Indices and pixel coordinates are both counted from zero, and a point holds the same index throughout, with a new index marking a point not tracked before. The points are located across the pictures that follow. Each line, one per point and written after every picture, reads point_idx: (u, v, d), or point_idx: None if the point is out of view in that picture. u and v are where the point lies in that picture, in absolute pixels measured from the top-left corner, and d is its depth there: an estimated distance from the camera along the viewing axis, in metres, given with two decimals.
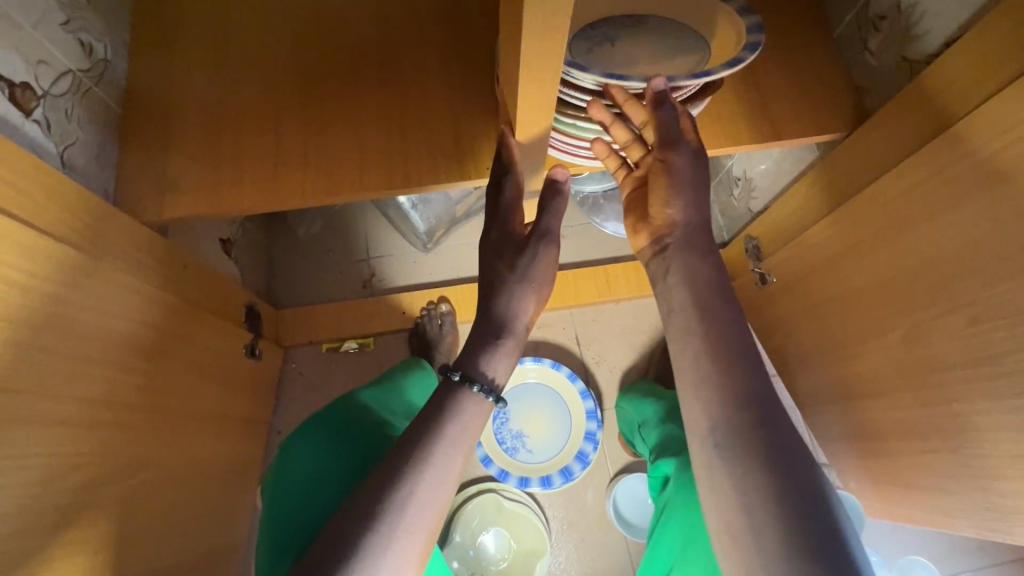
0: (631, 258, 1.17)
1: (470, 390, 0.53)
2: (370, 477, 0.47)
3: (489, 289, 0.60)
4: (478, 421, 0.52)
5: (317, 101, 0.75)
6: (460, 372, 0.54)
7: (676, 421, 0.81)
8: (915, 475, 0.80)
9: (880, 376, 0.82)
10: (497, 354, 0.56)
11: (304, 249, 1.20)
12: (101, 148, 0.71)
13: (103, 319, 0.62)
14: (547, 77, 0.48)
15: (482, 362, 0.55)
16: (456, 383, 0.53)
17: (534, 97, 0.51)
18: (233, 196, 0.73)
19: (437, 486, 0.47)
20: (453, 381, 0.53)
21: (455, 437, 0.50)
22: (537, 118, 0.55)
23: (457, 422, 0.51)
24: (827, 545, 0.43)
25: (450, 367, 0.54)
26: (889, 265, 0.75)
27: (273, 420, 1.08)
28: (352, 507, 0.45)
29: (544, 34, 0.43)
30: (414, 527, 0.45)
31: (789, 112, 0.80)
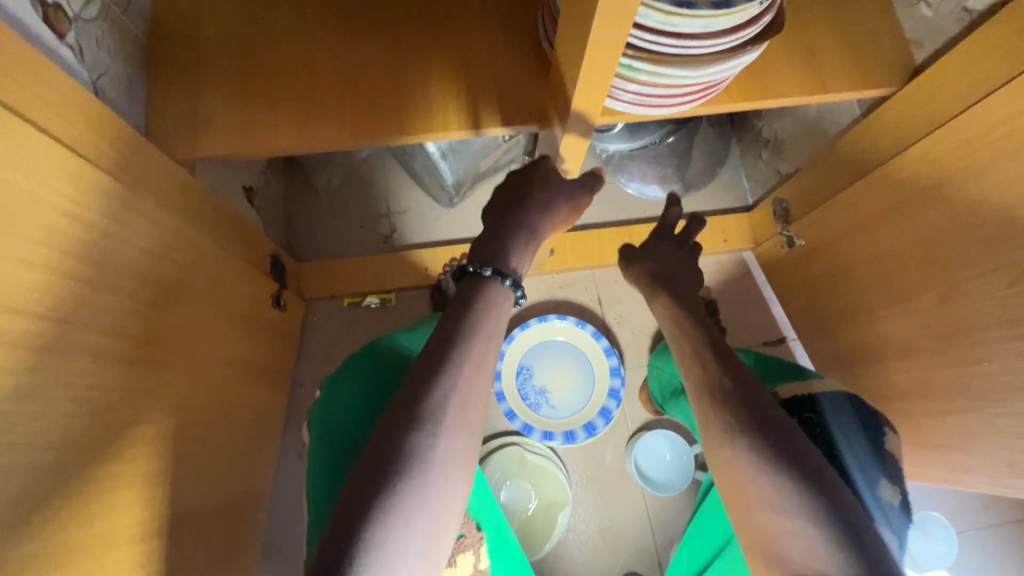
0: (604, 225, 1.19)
1: (501, 283, 0.54)
2: (405, 382, 0.48)
3: (528, 235, 0.59)
4: (503, 313, 0.53)
5: (348, 40, 0.73)
6: (491, 267, 0.54)
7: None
8: (936, 435, 0.81)
9: (910, 338, 0.82)
10: (521, 252, 0.58)
11: (324, 203, 1.17)
12: (131, 81, 0.68)
13: (138, 255, 0.60)
14: (619, 14, 0.45)
15: (511, 259, 0.56)
16: (489, 278, 0.54)
17: (605, 33, 0.47)
18: (270, 138, 0.70)
19: (473, 383, 0.48)
20: (484, 276, 0.54)
21: (476, 360, 0.49)
22: (602, 61, 0.52)
23: (478, 341, 0.50)
24: (820, 501, 0.46)
25: (476, 264, 0.55)
26: (928, 225, 0.74)
27: (296, 372, 1.08)
28: (392, 412, 0.46)
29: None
30: (459, 430, 0.46)
31: (840, 64, 0.76)
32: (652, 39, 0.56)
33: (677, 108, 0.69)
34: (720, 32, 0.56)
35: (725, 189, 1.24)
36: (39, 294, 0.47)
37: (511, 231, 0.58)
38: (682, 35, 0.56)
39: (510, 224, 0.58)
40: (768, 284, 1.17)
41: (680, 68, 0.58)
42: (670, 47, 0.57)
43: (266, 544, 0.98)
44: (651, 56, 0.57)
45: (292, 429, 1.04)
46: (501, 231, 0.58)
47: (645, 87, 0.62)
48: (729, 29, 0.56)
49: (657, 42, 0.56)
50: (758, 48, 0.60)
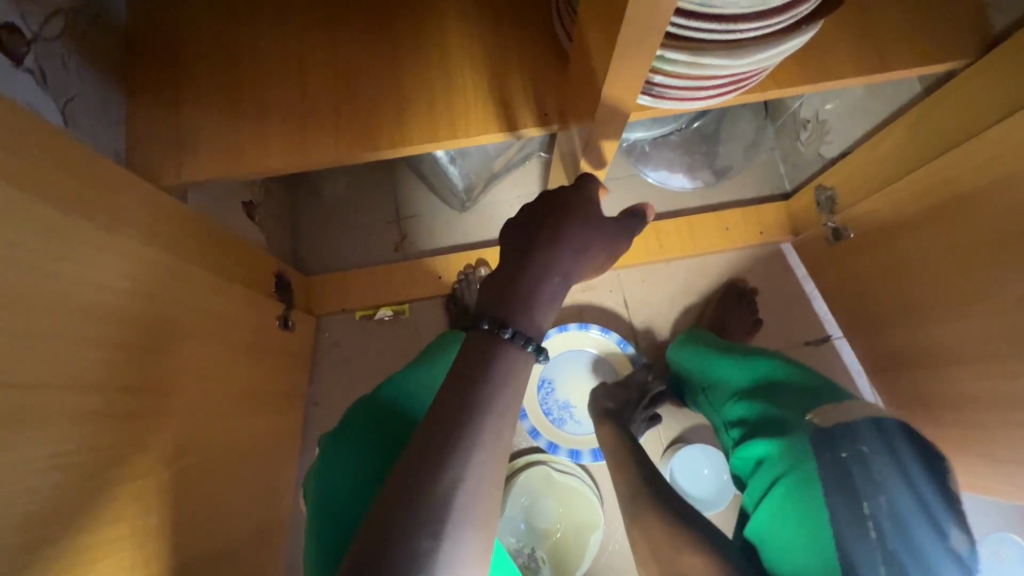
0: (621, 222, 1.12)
1: (524, 349, 0.46)
2: (403, 466, 0.42)
3: (559, 280, 0.49)
4: (521, 384, 0.46)
5: (341, 44, 0.65)
6: (512, 329, 0.46)
7: (773, 395, 0.67)
8: (1010, 450, 0.73)
9: (978, 343, 0.73)
10: (545, 303, 0.48)
11: (329, 211, 1.11)
12: (106, 104, 0.62)
13: (125, 299, 0.55)
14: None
15: (534, 315, 0.47)
16: (507, 342, 0.45)
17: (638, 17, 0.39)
18: (259, 157, 0.64)
19: (483, 473, 0.42)
20: (503, 337, 0.45)
21: (489, 446, 0.43)
22: (634, 47, 0.43)
23: (493, 424, 0.43)
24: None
25: (496, 322, 0.46)
26: (1000, 221, 0.65)
27: (309, 391, 1.04)
28: (389, 506, 0.40)
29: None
30: (465, 529, 0.41)
31: (901, 35, 0.66)
32: (692, 25, 0.47)
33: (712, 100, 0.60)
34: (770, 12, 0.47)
35: (759, 175, 1.13)
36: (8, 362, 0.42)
37: (543, 280, 0.48)
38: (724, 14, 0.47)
39: (539, 259, 0.49)
40: (811, 278, 1.07)
41: (725, 56, 0.49)
42: (712, 32, 0.47)
43: (288, 570, 0.95)
44: (686, 44, 0.49)
45: (309, 451, 1.01)
46: (537, 272, 0.48)
47: (678, 78, 0.54)
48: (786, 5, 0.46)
49: (696, 28, 0.47)
50: (814, 28, 0.50)
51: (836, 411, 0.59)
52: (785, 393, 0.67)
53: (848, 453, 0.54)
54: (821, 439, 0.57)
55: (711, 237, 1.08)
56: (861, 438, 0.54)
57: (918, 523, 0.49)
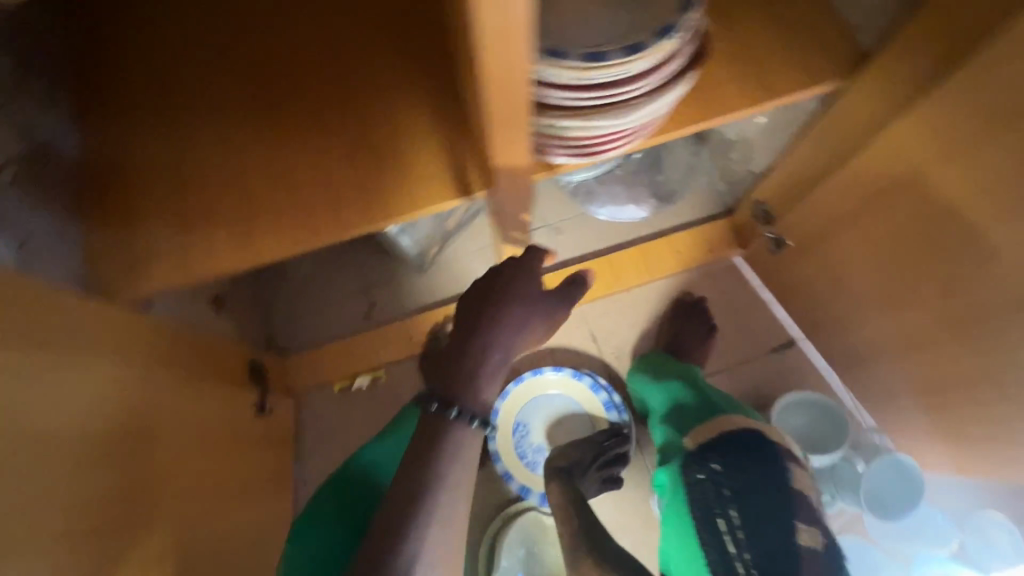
0: (577, 259, 1.15)
1: (470, 426, 0.49)
2: (362, 555, 0.44)
3: (500, 356, 0.52)
4: (471, 455, 0.49)
5: (273, 144, 0.70)
6: (456, 408, 0.49)
7: (675, 420, 0.82)
8: (977, 425, 0.76)
9: (921, 330, 0.77)
10: (488, 377, 0.52)
11: (296, 290, 1.15)
12: (61, 235, 0.67)
13: (98, 416, 0.58)
14: (513, 84, 0.43)
15: (477, 391, 0.50)
16: (454, 420, 0.48)
17: (500, 96, 0.44)
18: (212, 262, 0.69)
19: (443, 545, 0.45)
20: (449, 418, 0.48)
21: (444, 522, 0.45)
22: (511, 125, 0.50)
23: (447, 500, 0.46)
24: None
25: (441, 400, 0.49)
26: (912, 216, 0.70)
27: (298, 470, 1.05)
28: None
29: (503, 27, 0.36)
30: None
31: (783, 65, 0.72)
32: (574, 95, 0.53)
33: (620, 150, 0.65)
34: (641, 74, 0.53)
35: (701, 195, 1.19)
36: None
37: (486, 357, 0.51)
38: (600, 84, 0.53)
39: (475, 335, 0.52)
40: (765, 285, 1.11)
41: (611, 117, 0.55)
42: (592, 99, 0.54)
43: None
44: (574, 111, 0.55)
45: None
46: (477, 352, 0.51)
47: (578, 139, 0.60)
48: (651, 68, 0.53)
49: (579, 97, 0.53)
50: (689, 80, 0.56)
51: (702, 431, 0.77)
52: (685, 415, 0.82)
53: (705, 475, 0.72)
54: (688, 465, 0.74)
55: (666, 259, 1.13)
56: (710, 456, 0.73)
57: (762, 526, 0.68)
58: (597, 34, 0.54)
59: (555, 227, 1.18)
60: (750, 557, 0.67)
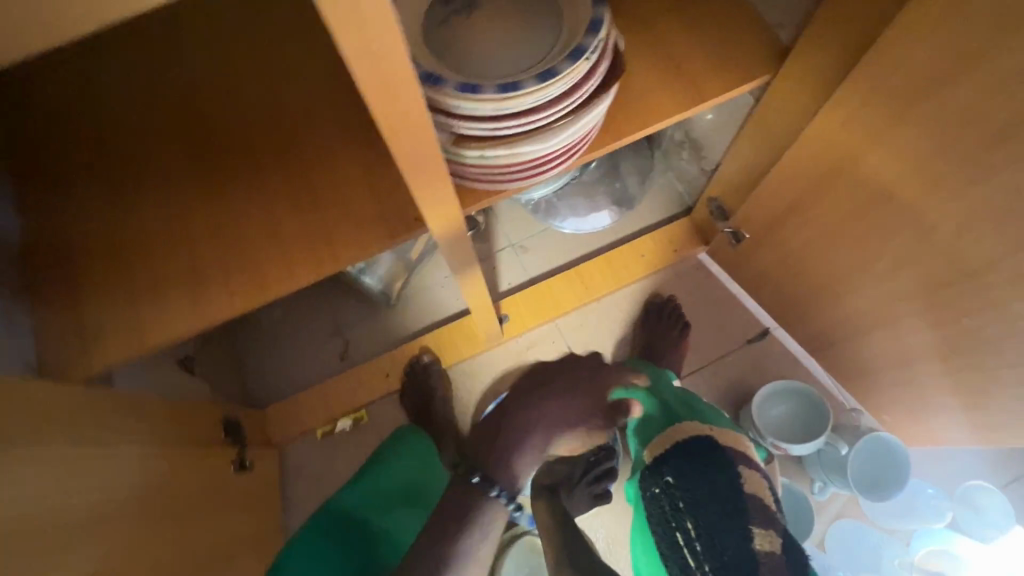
0: (546, 275, 1.16)
1: (503, 504, 0.75)
2: None
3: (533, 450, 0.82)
4: (487, 524, 0.72)
5: (216, 203, 0.71)
6: (494, 487, 0.75)
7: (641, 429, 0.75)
8: (954, 395, 0.77)
9: (882, 307, 0.78)
10: (525, 460, 0.81)
11: (268, 341, 1.14)
12: (9, 321, 0.66)
13: (63, 499, 0.57)
14: (412, 121, 0.44)
15: (513, 474, 0.79)
16: (492, 498, 0.74)
17: (403, 134, 0.45)
18: (164, 329, 0.68)
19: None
20: (491, 495, 0.74)
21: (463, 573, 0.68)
22: (426, 163, 0.51)
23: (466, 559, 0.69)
24: None
25: (486, 484, 0.75)
26: (852, 198, 0.71)
27: (288, 523, 1.03)
28: None
29: (377, 63, 0.37)
30: None
31: (707, 68, 0.74)
32: (494, 126, 0.54)
33: (558, 171, 0.66)
34: (558, 98, 0.54)
35: (660, 196, 1.20)
36: None
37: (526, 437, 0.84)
38: (518, 113, 0.54)
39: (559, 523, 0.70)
40: (732, 279, 1.12)
41: (535, 142, 0.56)
42: (513, 127, 0.55)
43: None
44: (498, 141, 0.55)
45: None
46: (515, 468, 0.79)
47: (510, 166, 0.60)
48: (568, 90, 0.54)
49: (501, 127, 0.54)
50: (609, 95, 0.57)
51: (659, 442, 0.71)
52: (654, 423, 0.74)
53: (659, 489, 0.68)
54: (644, 479, 0.70)
55: (632, 265, 1.13)
56: (665, 468, 0.68)
57: (717, 536, 0.63)
58: (511, 65, 0.56)
59: (520, 246, 1.18)
60: (709, 569, 0.62)
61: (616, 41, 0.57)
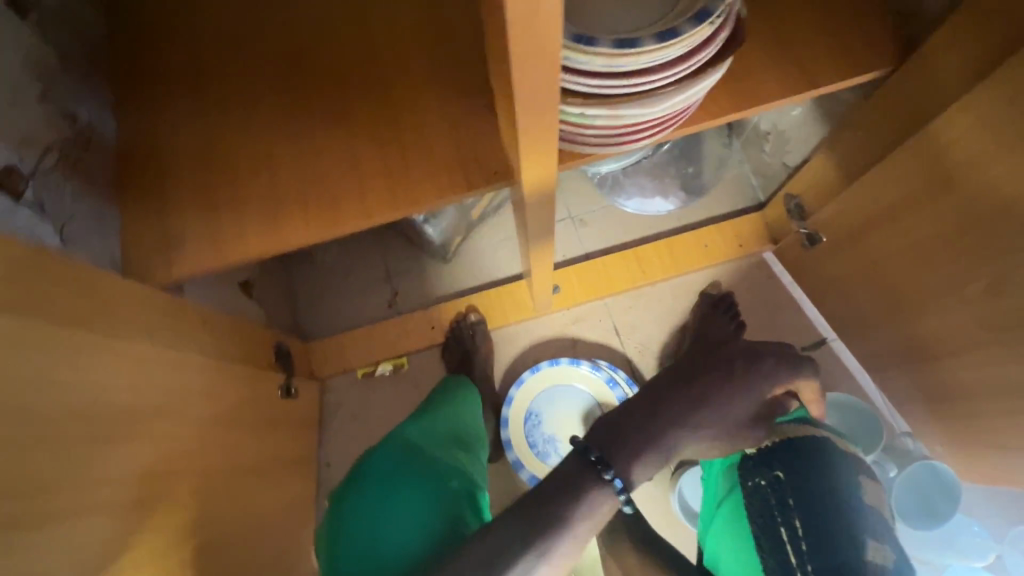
0: (603, 251, 1.14)
1: (604, 481, 0.48)
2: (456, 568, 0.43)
3: (660, 444, 0.51)
4: (599, 511, 0.48)
5: (302, 131, 0.72)
6: (598, 453, 0.50)
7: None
8: (1015, 437, 0.72)
9: (963, 334, 0.73)
10: (646, 458, 0.51)
11: (323, 278, 1.17)
12: (100, 219, 0.69)
13: (129, 394, 0.60)
14: (539, 80, 0.41)
15: (632, 462, 0.50)
16: (592, 465, 0.49)
17: (530, 103, 0.43)
18: (239, 248, 0.70)
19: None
20: (603, 477, 0.48)
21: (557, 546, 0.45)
22: (544, 126, 0.48)
23: (564, 531, 0.45)
24: None
25: (584, 446, 0.51)
26: (957, 212, 0.66)
27: (321, 452, 1.07)
28: None
29: (532, 26, 0.34)
30: None
31: (823, 54, 0.69)
32: (601, 83, 0.52)
33: (647, 141, 0.63)
34: (672, 62, 0.52)
35: (732, 188, 1.15)
36: (32, 465, 0.47)
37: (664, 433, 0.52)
38: (629, 73, 0.52)
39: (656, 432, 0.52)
40: (796, 283, 1.07)
41: (638, 106, 0.54)
42: (619, 87, 0.53)
43: None
44: (602, 101, 0.53)
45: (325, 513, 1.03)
46: (643, 429, 0.51)
47: (605, 130, 0.58)
48: (684, 55, 0.52)
49: (608, 87, 0.52)
50: (722, 67, 0.55)
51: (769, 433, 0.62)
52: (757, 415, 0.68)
53: (765, 481, 0.61)
54: (744, 467, 0.63)
55: (691, 253, 1.10)
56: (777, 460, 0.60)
57: (828, 539, 0.56)
58: (627, 22, 0.54)
59: (579, 220, 1.16)
60: (812, 570, 0.55)
61: (739, 10, 0.54)
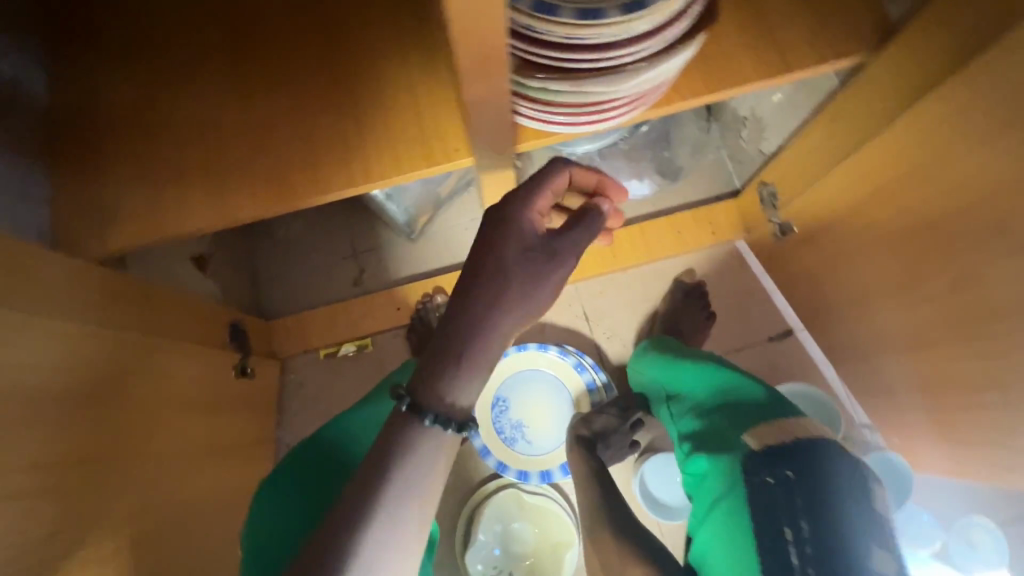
0: None
1: (424, 424, 0.46)
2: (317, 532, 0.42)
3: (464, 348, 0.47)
4: (433, 458, 0.46)
5: (251, 98, 0.67)
6: (408, 400, 0.47)
7: (721, 411, 0.66)
8: (966, 431, 0.73)
9: (925, 328, 0.73)
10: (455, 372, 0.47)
11: (286, 255, 1.12)
12: (25, 186, 0.64)
13: (57, 373, 0.56)
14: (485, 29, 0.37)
15: (438, 386, 0.47)
16: (407, 414, 0.46)
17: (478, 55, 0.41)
18: (181, 221, 0.65)
19: (402, 556, 0.43)
20: (423, 422, 0.46)
21: (408, 486, 0.44)
22: (492, 76, 0.45)
23: (413, 464, 0.45)
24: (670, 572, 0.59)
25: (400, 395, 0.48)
26: (929, 204, 0.65)
27: (281, 433, 1.04)
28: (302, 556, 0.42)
29: None
30: None
31: (802, 38, 0.67)
32: (564, 56, 0.49)
33: (616, 120, 0.60)
34: (640, 36, 0.48)
35: (708, 174, 1.14)
36: None
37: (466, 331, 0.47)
38: (594, 46, 0.48)
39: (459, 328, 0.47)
40: (766, 273, 1.07)
41: (604, 83, 0.51)
42: (583, 62, 0.49)
43: None
44: (566, 75, 0.50)
45: None
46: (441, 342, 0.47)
47: (570, 107, 0.55)
48: (652, 29, 0.48)
49: (570, 59, 0.49)
50: (694, 45, 0.51)
51: (772, 430, 0.58)
52: (734, 405, 0.66)
53: (774, 479, 0.53)
54: (749, 463, 0.56)
55: (665, 240, 1.08)
56: (786, 457, 0.54)
57: (842, 552, 0.48)
58: None
59: None
60: None
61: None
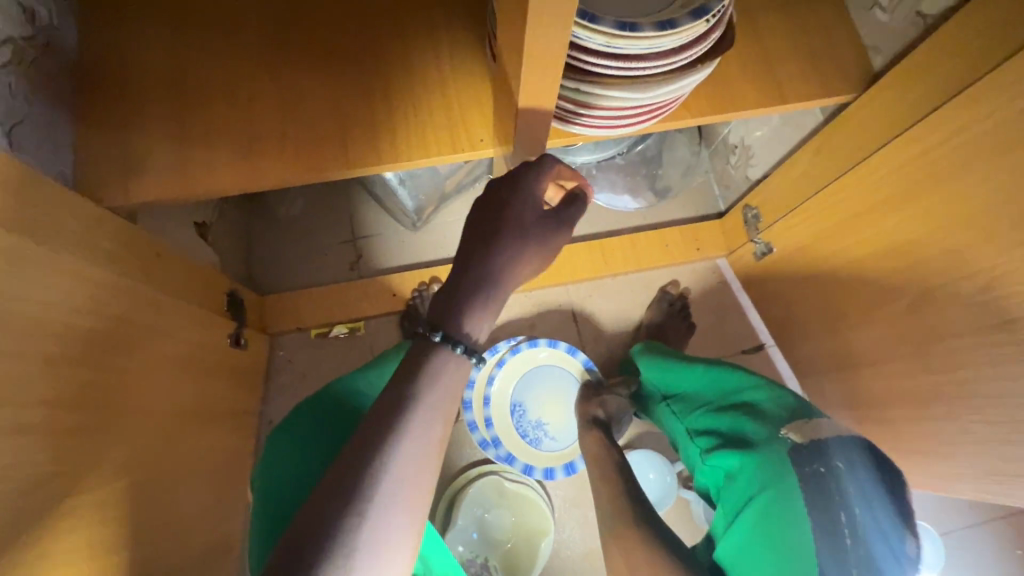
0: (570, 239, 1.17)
1: (453, 351, 0.49)
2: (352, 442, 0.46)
3: (488, 286, 0.51)
4: (455, 379, 0.50)
5: (286, 69, 0.70)
6: (440, 332, 0.49)
7: (734, 410, 0.71)
8: (915, 441, 0.80)
9: (884, 345, 0.80)
10: (480, 311, 0.51)
11: (284, 232, 1.13)
12: (52, 129, 0.64)
13: (69, 316, 0.57)
14: (550, 41, 0.42)
15: (464, 320, 0.50)
16: (437, 343, 0.49)
17: (534, 68, 0.45)
18: (208, 179, 0.67)
19: (429, 460, 0.46)
20: (453, 351, 0.49)
21: (431, 408, 0.48)
22: (540, 96, 0.50)
23: (435, 385, 0.49)
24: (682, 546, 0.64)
25: (427, 326, 0.50)
26: (895, 233, 0.73)
27: (264, 409, 1.04)
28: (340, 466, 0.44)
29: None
30: (390, 509, 0.43)
31: (797, 75, 0.75)
32: (599, 62, 0.54)
33: (633, 126, 0.66)
34: (668, 51, 0.54)
35: (696, 194, 1.21)
36: None
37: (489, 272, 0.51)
38: (627, 56, 0.54)
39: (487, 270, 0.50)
40: (744, 290, 1.15)
41: (630, 90, 0.57)
42: (615, 69, 0.55)
43: None
44: (598, 80, 0.56)
45: None
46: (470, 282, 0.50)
47: (596, 110, 0.60)
48: (677, 47, 0.54)
49: (604, 66, 0.54)
50: (711, 64, 0.58)
51: (809, 428, 0.64)
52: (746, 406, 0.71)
53: (824, 469, 0.59)
54: (796, 456, 0.61)
55: (655, 252, 1.15)
56: (834, 452, 0.60)
57: (881, 532, 0.56)
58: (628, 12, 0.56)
59: None
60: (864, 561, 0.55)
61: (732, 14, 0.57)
